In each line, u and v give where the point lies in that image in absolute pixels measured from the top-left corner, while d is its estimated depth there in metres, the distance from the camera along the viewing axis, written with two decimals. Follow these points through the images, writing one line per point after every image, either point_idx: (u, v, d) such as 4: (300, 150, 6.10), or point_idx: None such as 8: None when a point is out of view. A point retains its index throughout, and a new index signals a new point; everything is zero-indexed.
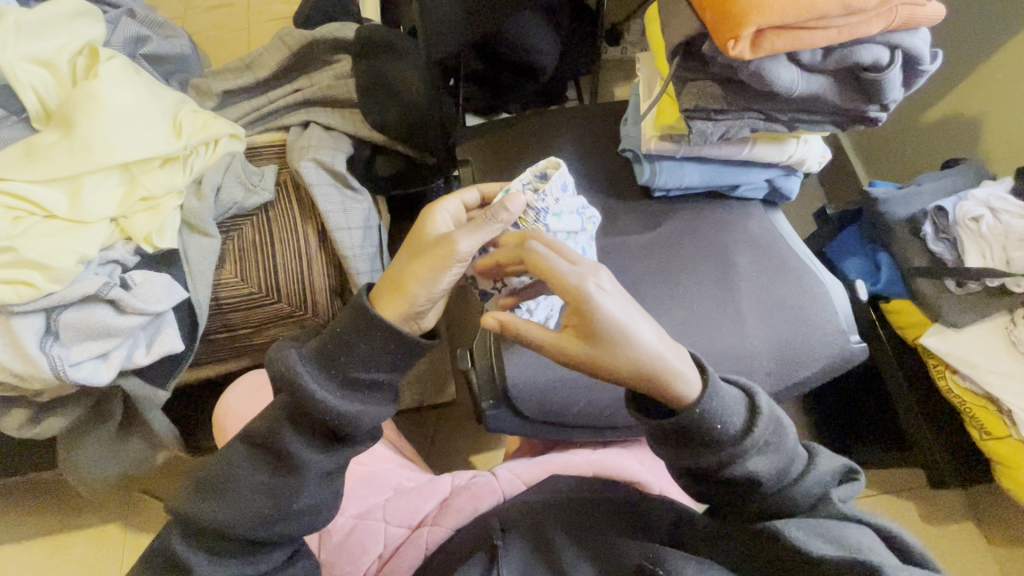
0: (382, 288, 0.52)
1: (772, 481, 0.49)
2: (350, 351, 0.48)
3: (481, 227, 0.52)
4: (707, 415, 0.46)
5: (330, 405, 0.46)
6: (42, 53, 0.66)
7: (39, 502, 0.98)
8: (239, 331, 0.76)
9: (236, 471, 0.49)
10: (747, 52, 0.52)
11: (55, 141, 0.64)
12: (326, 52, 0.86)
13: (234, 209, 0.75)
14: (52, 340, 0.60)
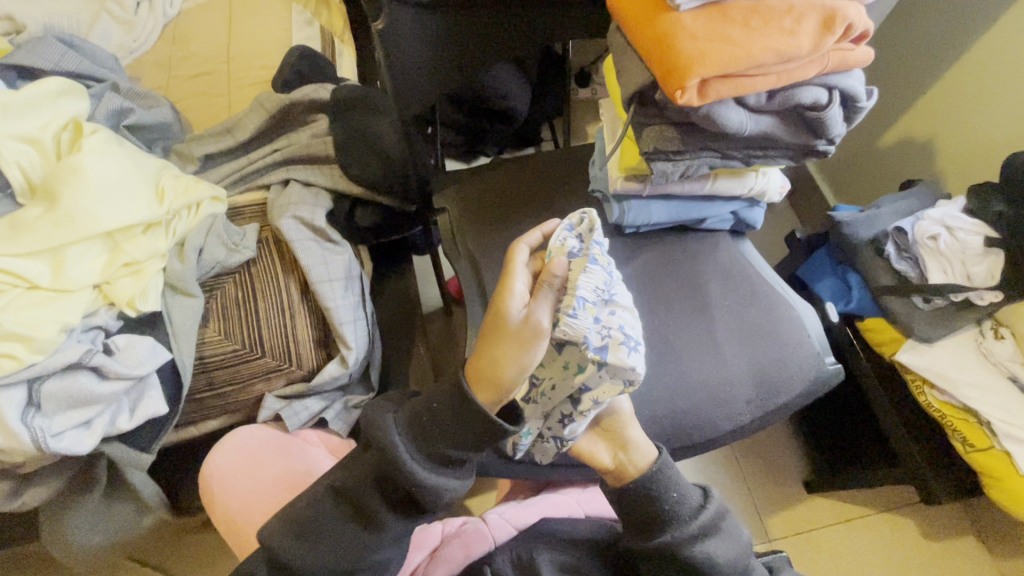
0: (475, 375, 0.52)
1: (729, 567, 0.54)
2: (440, 429, 0.52)
3: (549, 299, 0.52)
4: (665, 487, 0.56)
5: (419, 477, 0.52)
6: (30, 131, 0.69)
7: None
8: (223, 390, 0.76)
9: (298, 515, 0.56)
10: (694, 100, 0.56)
11: (41, 213, 0.65)
12: (304, 112, 0.90)
13: (217, 268, 0.77)
14: (33, 412, 0.60)
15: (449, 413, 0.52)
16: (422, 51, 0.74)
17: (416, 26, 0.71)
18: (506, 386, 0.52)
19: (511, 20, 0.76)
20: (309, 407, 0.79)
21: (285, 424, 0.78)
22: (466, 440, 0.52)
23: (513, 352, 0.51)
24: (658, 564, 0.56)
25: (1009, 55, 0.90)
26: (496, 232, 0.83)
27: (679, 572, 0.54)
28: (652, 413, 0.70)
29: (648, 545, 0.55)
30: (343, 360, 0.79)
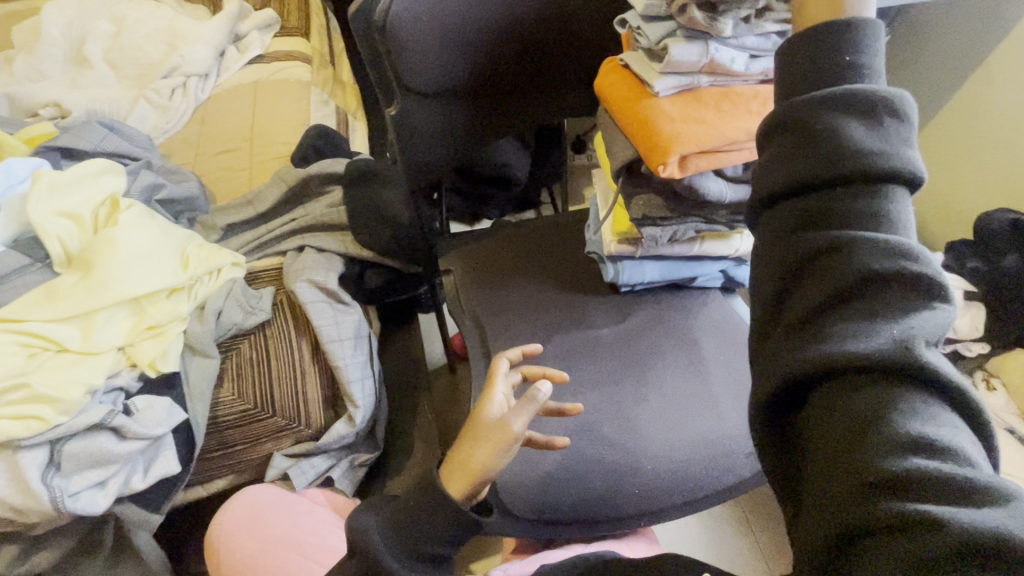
0: (451, 468, 0.60)
1: (855, 208, 0.31)
2: (416, 525, 0.56)
3: (525, 408, 0.62)
4: (840, 48, 0.33)
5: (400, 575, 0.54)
6: (74, 207, 0.76)
7: None
8: (235, 449, 0.78)
9: None
10: (676, 172, 0.62)
11: (77, 281, 0.71)
12: (320, 183, 0.97)
13: (234, 329, 0.81)
14: (53, 471, 0.62)
15: (422, 506, 0.57)
16: (428, 133, 0.82)
17: (422, 111, 0.79)
18: (476, 481, 0.60)
19: (509, 103, 0.85)
20: (316, 466, 0.81)
21: (293, 482, 0.80)
22: (439, 534, 0.56)
23: (486, 451, 0.60)
24: (780, 147, 0.35)
25: (946, 136, 0.96)
26: (498, 292, 0.87)
27: (811, 183, 0.33)
28: (651, 467, 0.71)
29: (786, 125, 0.35)
30: (350, 419, 0.82)
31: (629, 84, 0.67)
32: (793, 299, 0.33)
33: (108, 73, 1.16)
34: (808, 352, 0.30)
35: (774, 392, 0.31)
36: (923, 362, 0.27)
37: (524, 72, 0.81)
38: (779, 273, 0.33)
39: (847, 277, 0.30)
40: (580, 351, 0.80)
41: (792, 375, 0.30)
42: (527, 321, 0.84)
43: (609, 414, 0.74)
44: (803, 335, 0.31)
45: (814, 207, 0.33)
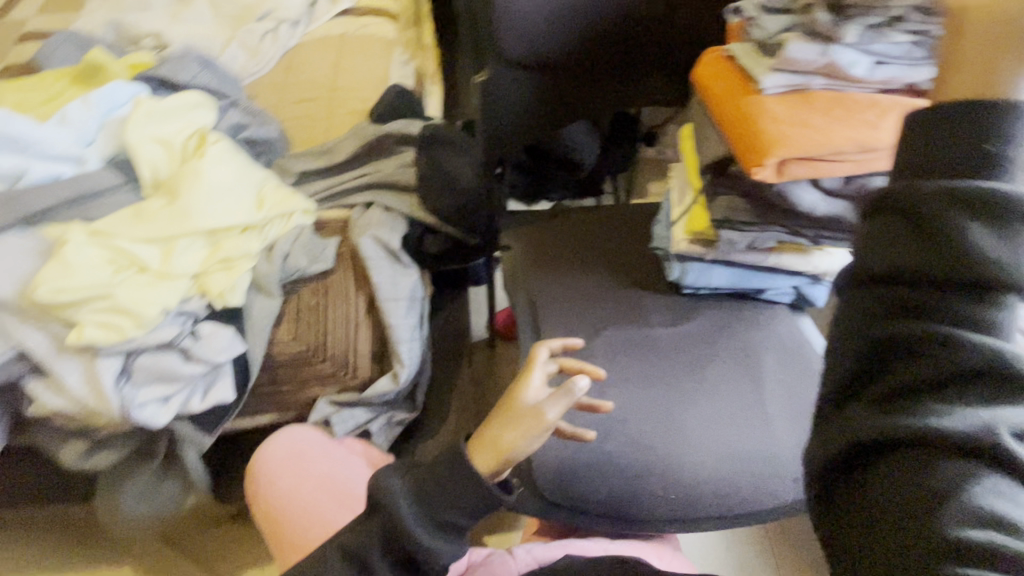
0: (480, 443, 0.60)
1: (962, 303, 0.32)
2: (441, 494, 0.56)
3: (562, 397, 0.60)
4: (977, 141, 0.34)
5: (421, 540, 0.55)
6: (166, 137, 0.79)
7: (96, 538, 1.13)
8: (285, 387, 0.81)
9: (327, 563, 0.56)
10: (770, 176, 0.59)
11: (163, 206, 0.74)
12: (395, 143, 0.98)
13: (298, 275, 0.83)
14: (124, 380, 0.66)
15: (459, 476, 0.56)
16: (516, 105, 0.81)
17: (513, 80, 0.78)
18: (503, 460, 0.59)
19: (600, 84, 0.82)
20: (356, 416, 0.83)
21: (332, 429, 0.82)
22: (463, 506, 0.56)
23: (515, 434, 0.59)
24: (886, 228, 0.36)
25: None
26: (558, 275, 0.86)
27: (913, 266, 0.34)
28: (691, 475, 0.69)
29: (902, 210, 0.35)
30: (395, 377, 0.83)
31: (729, 80, 0.63)
32: (880, 371, 0.35)
33: (207, 10, 1.19)
34: (883, 424, 0.33)
35: (843, 451, 0.35)
36: (1001, 452, 0.30)
37: (620, 52, 0.79)
38: (866, 346, 0.36)
39: (930, 360, 0.33)
40: (633, 346, 0.78)
41: (861, 440, 0.34)
42: (583, 309, 0.82)
43: (654, 415, 0.72)
44: (883, 407, 0.34)
45: (914, 289, 0.34)
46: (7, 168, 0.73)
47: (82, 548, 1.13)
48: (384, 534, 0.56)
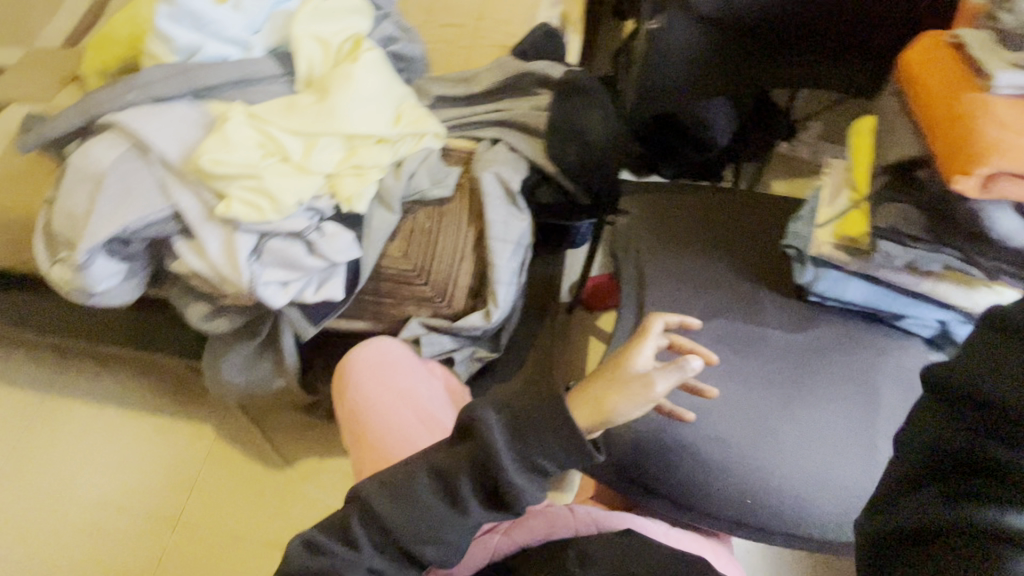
0: (582, 398, 0.60)
1: None
2: (537, 437, 0.57)
3: (674, 372, 0.59)
4: None
5: (509, 477, 0.56)
6: (324, 36, 0.81)
7: (188, 395, 1.27)
8: (384, 300, 0.84)
9: (416, 478, 0.59)
10: (972, 188, 0.51)
11: (313, 103, 0.76)
12: (533, 83, 0.95)
13: (417, 195, 0.85)
14: (255, 259, 0.71)
15: (551, 424, 0.56)
16: (671, 63, 0.83)
17: (678, 32, 0.79)
18: (601, 420, 0.59)
19: (756, 54, 0.83)
20: (442, 343, 0.86)
21: (420, 349, 0.85)
22: (554, 454, 0.56)
23: (619, 397, 0.59)
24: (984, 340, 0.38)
25: None
26: (673, 250, 0.82)
27: (984, 371, 0.36)
28: (773, 486, 0.66)
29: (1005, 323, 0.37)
30: (487, 314, 0.84)
31: (951, 73, 0.56)
32: (943, 466, 0.38)
33: None
34: (934, 513, 0.36)
35: (891, 527, 0.39)
36: None
37: (790, 25, 0.78)
38: (935, 439, 0.38)
39: (986, 459, 0.35)
40: (738, 342, 0.74)
41: (910, 522, 0.38)
42: (692, 291, 0.78)
43: (747, 417, 0.69)
44: (939, 498, 0.37)
45: (992, 395, 0.35)
46: (186, 42, 0.76)
47: (178, 398, 1.27)
48: (474, 463, 0.57)
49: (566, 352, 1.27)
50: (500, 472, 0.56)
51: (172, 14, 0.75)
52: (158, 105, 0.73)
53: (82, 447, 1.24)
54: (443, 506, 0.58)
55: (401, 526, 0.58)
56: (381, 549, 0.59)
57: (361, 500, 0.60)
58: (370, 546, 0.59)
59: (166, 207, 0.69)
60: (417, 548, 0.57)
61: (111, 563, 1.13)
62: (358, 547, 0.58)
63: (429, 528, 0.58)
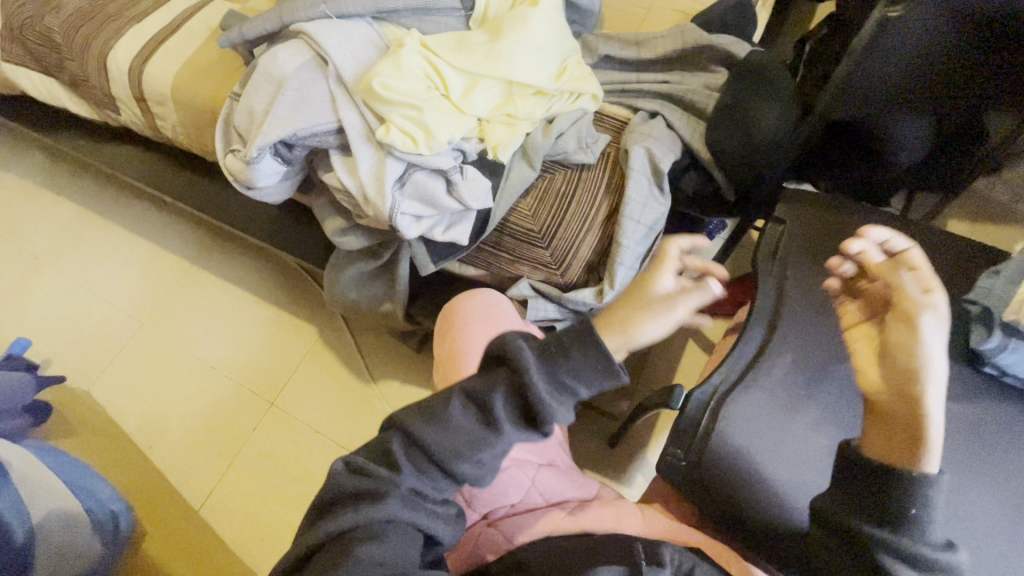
0: (608, 320, 0.59)
1: None
2: (566, 357, 0.54)
3: (699, 294, 0.59)
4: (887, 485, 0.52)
5: (540, 394, 0.52)
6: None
7: (305, 296, 1.40)
8: (502, 254, 0.84)
9: (452, 404, 0.54)
10: None
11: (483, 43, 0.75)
12: (711, 59, 0.87)
13: (561, 157, 0.82)
14: (398, 188, 0.73)
15: (588, 351, 0.54)
16: (906, 55, 0.71)
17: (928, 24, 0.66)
18: (629, 342, 0.57)
19: (1006, 63, 0.71)
20: (548, 310, 0.84)
21: (526, 311, 0.85)
22: (583, 372, 0.54)
23: (646, 318, 0.58)
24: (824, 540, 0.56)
25: None
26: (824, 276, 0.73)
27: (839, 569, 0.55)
28: None
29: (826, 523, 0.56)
30: (599, 294, 0.81)
31: None
32: None
33: None
34: None
35: None
36: None
37: None
38: None
39: None
40: None
41: None
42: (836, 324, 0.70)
43: None
44: None
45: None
46: None
47: (294, 294, 1.40)
48: (508, 383, 0.53)
49: (660, 348, 1.22)
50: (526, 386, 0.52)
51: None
52: (342, 21, 0.75)
53: (210, 315, 1.41)
54: (475, 428, 0.53)
55: (441, 447, 0.52)
56: (420, 474, 0.52)
57: (403, 426, 0.54)
58: (411, 467, 0.52)
59: (332, 121, 0.72)
60: (449, 466, 0.52)
61: (214, 419, 1.30)
62: (398, 467, 0.52)
63: (464, 447, 0.52)
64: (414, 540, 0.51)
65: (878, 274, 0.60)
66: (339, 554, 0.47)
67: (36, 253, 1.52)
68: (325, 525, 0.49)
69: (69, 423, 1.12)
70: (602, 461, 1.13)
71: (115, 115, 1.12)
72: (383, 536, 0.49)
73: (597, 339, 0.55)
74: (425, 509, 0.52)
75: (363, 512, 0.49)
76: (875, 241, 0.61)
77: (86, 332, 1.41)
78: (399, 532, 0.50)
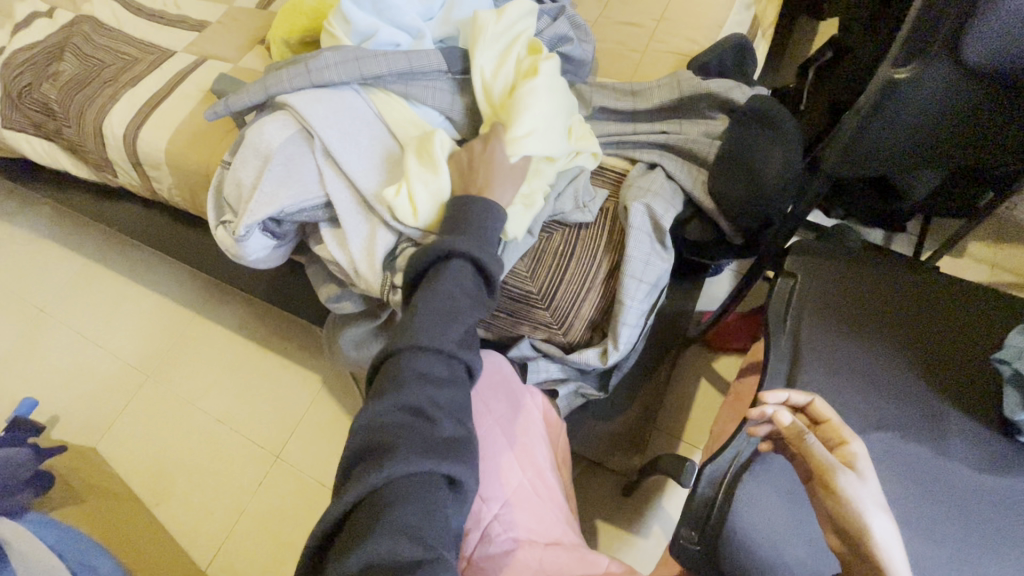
0: None
1: None
2: (464, 215, 0.64)
3: None
4: None
5: (459, 243, 0.60)
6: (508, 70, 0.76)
7: (308, 344, 1.39)
8: (501, 315, 0.81)
9: (408, 318, 0.56)
10: None
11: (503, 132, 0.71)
12: (709, 106, 0.84)
13: (557, 216, 0.79)
14: (392, 261, 0.71)
15: (481, 210, 0.64)
16: (919, 111, 0.67)
17: (938, 83, 0.63)
18: None
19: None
20: (550, 370, 0.83)
21: (528, 373, 0.83)
22: (482, 214, 0.64)
23: None
24: None
25: None
26: (840, 337, 0.70)
27: None
28: None
29: None
30: (604, 354, 0.78)
31: None
32: None
33: None
34: None
35: None
36: None
37: None
38: None
39: None
40: (908, 468, 0.62)
41: None
42: (856, 391, 0.66)
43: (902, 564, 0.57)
44: None
45: None
46: (364, 26, 0.76)
47: (297, 342, 1.39)
48: (434, 263, 0.60)
49: (671, 390, 1.18)
50: (455, 254, 0.59)
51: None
52: (327, 92, 0.74)
53: (214, 366, 1.40)
54: (430, 309, 0.56)
55: (427, 340, 0.54)
56: (425, 381, 0.51)
57: (397, 355, 0.53)
58: (415, 378, 0.51)
59: (320, 196, 0.71)
60: (436, 346, 0.53)
61: (218, 471, 1.28)
62: (400, 380, 0.51)
63: (441, 317, 0.56)
64: (437, 486, 0.47)
65: (791, 437, 0.58)
66: (366, 521, 0.43)
67: (43, 306, 1.53)
68: (344, 492, 0.45)
69: (72, 486, 1.11)
70: (615, 513, 1.08)
71: (112, 177, 1.12)
72: (402, 497, 0.44)
73: (475, 201, 0.65)
74: (441, 449, 0.48)
75: (376, 472, 0.44)
76: (777, 403, 0.62)
77: (91, 386, 1.40)
78: (422, 484, 0.45)
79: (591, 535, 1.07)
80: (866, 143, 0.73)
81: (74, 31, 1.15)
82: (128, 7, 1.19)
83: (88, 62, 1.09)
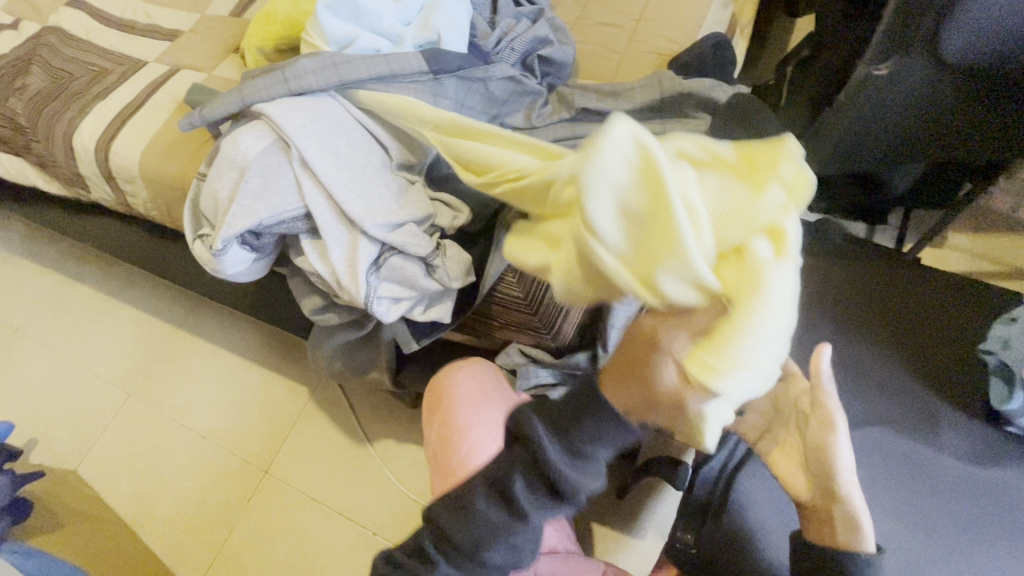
0: (622, 372, 0.48)
1: None
2: (579, 423, 0.48)
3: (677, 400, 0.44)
4: None
5: (560, 470, 0.47)
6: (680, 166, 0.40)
7: (296, 356, 1.36)
8: (488, 321, 0.80)
9: (473, 502, 0.50)
10: None
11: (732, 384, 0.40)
12: (692, 105, 0.84)
13: None
14: (374, 270, 0.69)
15: (603, 424, 0.48)
16: (894, 101, 0.69)
17: (913, 74, 0.65)
18: (637, 392, 0.47)
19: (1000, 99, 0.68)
20: (539, 376, 0.80)
21: (517, 382, 0.81)
22: (602, 435, 0.48)
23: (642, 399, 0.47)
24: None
25: None
26: (829, 332, 0.70)
27: None
28: None
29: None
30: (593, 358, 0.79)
31: None
32: None
33: None
34: None
35: None
36: None
37: None
38: None
39: None
40: (898, 461, 0.62)
41: None
42: (845, 386, 0.66)
43: (897, 560, 0.57)
44: None
45: None
46: (341, 34, 0.76)
47: (283, 355, 1.37)
48: (525, 465, 0.49)
49: None
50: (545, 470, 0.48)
51: (331, 3, 0.75)
52: (303, 99, 0.72)
53: (198, 382, 1.37)
54: (504, 519, 0.49)
55: (467, 541, 0.49)
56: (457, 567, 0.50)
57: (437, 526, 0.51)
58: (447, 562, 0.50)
59: (299, 207, 0.69)
60: (483, 556, 0.49)
61: (206, 490, 1.25)
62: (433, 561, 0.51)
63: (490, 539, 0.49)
64: None
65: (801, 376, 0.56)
66: None
67: (18, 327, 1.48)
68: None
69: (53, 511, 1.07)
70: (611, 516, 1.07)
71: (86, 193, 1.08)
72: None
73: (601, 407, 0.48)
74: None
75: None
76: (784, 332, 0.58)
77: (71, 407, 1.36)
78: None
79: (588, 539, 1.06)
80: (844, 131, 0.75)
81: (40, 43, 1.11)
82: (96, 17, 1.16)
83: (56, 75, 1.06)
